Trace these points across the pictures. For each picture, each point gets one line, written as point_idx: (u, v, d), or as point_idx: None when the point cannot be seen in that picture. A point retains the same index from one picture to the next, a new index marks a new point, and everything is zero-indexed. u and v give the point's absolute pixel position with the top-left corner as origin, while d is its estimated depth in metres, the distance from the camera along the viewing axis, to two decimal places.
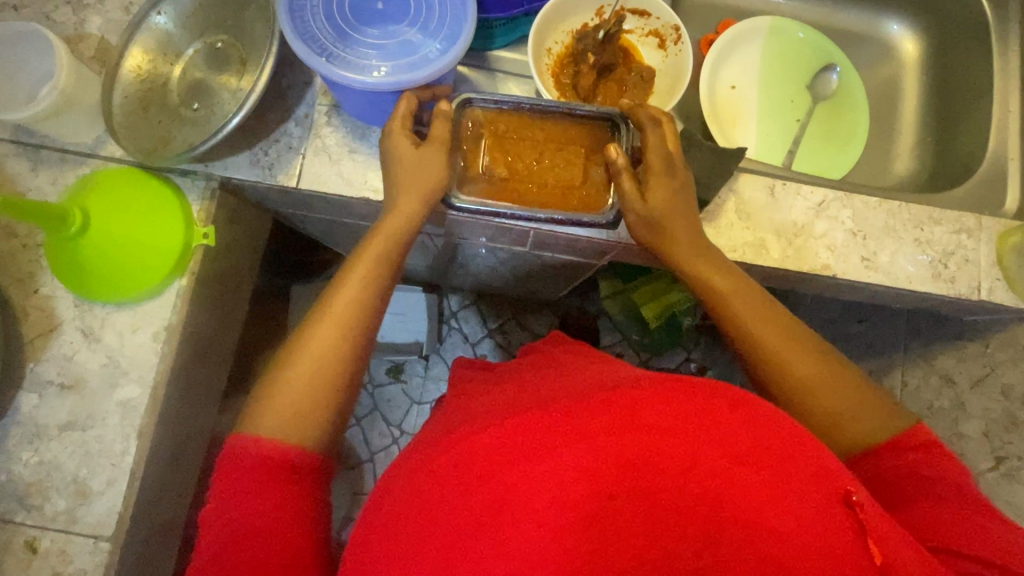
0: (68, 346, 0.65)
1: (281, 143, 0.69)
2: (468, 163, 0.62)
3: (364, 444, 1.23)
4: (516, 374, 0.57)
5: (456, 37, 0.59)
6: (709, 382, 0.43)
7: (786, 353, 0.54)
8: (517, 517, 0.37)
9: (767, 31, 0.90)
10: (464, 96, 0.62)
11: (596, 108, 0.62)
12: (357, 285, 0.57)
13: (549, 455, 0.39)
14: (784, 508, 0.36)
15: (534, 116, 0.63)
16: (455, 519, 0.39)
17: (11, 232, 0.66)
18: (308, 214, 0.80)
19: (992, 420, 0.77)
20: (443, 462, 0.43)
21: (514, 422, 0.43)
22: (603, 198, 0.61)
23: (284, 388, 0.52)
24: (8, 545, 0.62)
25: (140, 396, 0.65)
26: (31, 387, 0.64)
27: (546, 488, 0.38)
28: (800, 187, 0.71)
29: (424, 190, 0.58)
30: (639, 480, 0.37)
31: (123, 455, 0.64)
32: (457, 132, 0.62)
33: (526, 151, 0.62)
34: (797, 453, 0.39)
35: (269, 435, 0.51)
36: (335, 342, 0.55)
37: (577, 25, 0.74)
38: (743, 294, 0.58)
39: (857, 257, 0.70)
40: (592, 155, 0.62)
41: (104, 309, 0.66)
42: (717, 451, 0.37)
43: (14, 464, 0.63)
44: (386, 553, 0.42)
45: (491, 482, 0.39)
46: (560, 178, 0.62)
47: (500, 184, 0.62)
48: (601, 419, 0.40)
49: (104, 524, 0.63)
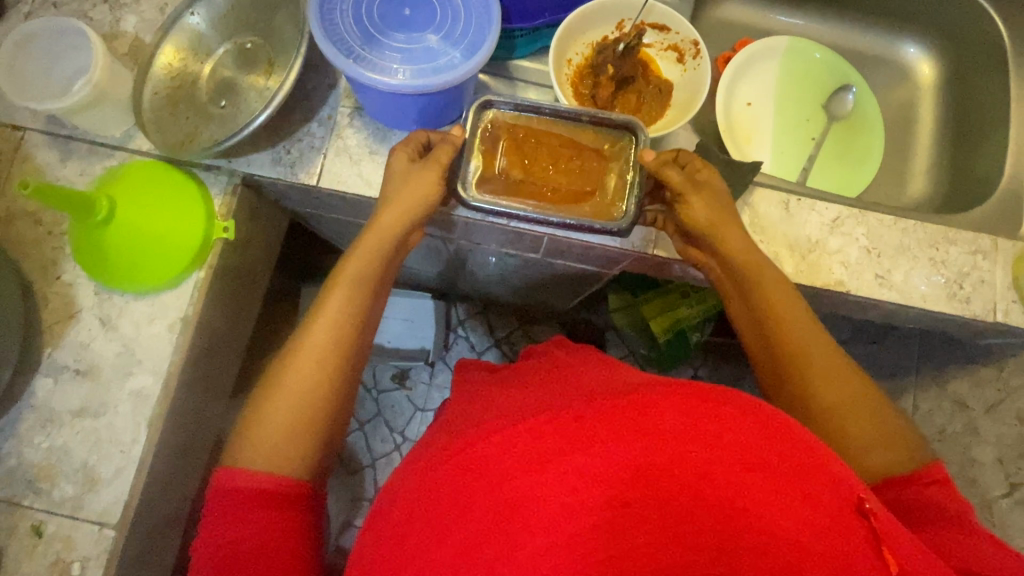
0: (85, 333, 0.66)
1: (304, 142, 0.70)
2: (484, 163, 0.62)
3: (365, 450, 1.22)
4: (521, 379, 0.57)
5: (478, 47, 0.61)
6: (717, 387, 0.43)
7: (820, 365, 0.55)
8: (532, 522, 0.37)
9: (784, 50, 0.91)
10: (484, 98, 0.63)
11: (619, 118, 0.62)
12: (348, 294, 0.59)
13: (563, 461, 0.39)
14: (798, 515, 0.35)
15: (554, 123, 0.64)
16: (468, 524, 0.39)
17: (37, 219, 0.68)
18: (325, 214, 0.81)
19: (1006, 445, 0.77)
20: (451, 467, 0.43)
21: (526, 427, 0.42)
22: (617, 206, 0.62)
23: (263, 421, 0.54)
24: (14, 529, 0.62)
25: (153, 385, 0.66)
26: (47, 372, 0.65)
27: (559, 494, 0.38)
28: (815, 203, 0.71)
29: (415, 199, 0.60)
30: (653, 487, 0.37)
31: (132, 444, 0.64)
32: (478, 135, 0.63)
33: (541, 156, 0.63)
34: (810, 459, 0.38)
35: (251, 465, 0.52)
36: (322, 364, 0.56)
37: (598, 38, 0.75)
38: (789, 308, 0.58)
39: (871, 274, 0.69)
40: (608, 163, 0.63)
41: (123, 298, 0.67)
42: (730, 456, 0.37)
43: (25, 448, 0.64)
44: (399, 558, 0.41)
45: (504, 488, 0.39)
46: (574, 184, 0.62)
47: (513, 187, 0.62)
48: (614, 425, 0.40)
49: (110, 512, 0.63)
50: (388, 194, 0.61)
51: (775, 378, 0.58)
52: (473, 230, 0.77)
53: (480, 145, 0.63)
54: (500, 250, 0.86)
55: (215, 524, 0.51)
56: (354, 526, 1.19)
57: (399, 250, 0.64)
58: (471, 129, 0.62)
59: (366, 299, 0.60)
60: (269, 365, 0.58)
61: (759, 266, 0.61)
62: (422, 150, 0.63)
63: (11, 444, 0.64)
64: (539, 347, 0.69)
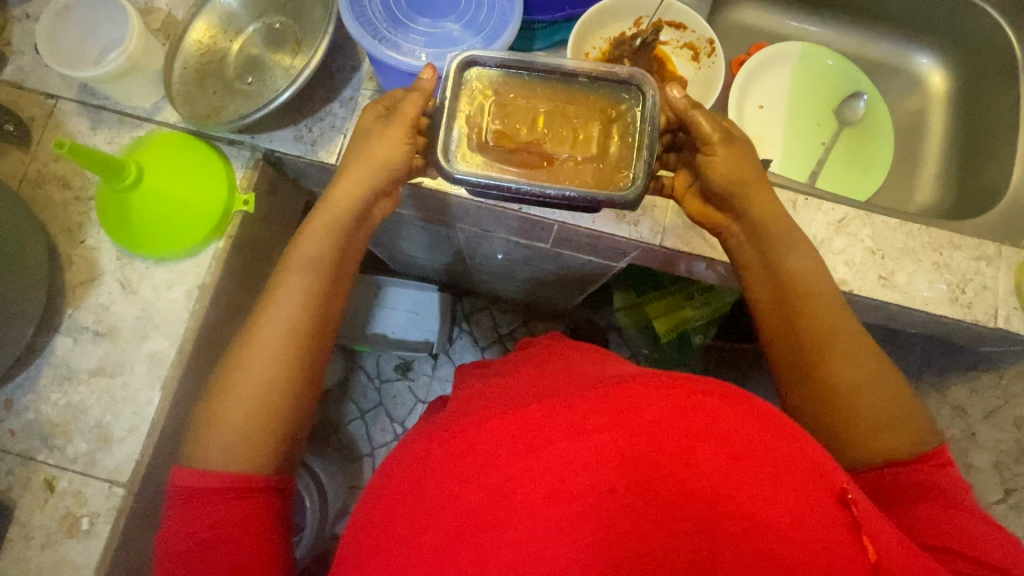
0: (106, 296, 0.68)
1: (325, 122, 0.72)
2: (471, 131, 0.60)
3: (365, 438, 1.24)
4: (512, 368, 0.58)
5: (499, 35, 0.63)
6: (703, 379, 0.44)
7: (839, 350, 0.55)
8: (521, 506, 0.39)
9: (797, 55, 0.93)
10: (467, 55, 0.61)
11: (621, 73, 0.61)
12: (322, 271, 0.59)
13: (553, 446, 0.40)
14: (780, 503, 0.37)
15: (549, 84, 0.62)
16: (458, 507, 0.40)
17: (66, 184, 0.70)
18: None
19: (1003, 451, 0.79)
20: (442, 452, 0.45)
21: (517, 414, 0.44)
22: (620, 173, 0.60)
23: (215, 421, 0.53)
24: (29, 482, 0.64)
25: (169, 349, 0.68)
26: (68, 331, 0.67)
27: (549, 478, 0.39)
28: (822, 203, 0.72)
29: (379, 167, 0.59)
30: (640, 473, 0.38)
31: (146, 405, 0.66)
32: (462, 97, 0.61)
33: (535, 121, 0.61)
34: (794, 451, 0.40)
35: (227, 429, 0.53)
36: (304, 330, 0.57)
37: (615, 33, 0.76)
38: (808, 288, 0.59)
39: (874, 275, 0.71)
40: (608, 126, 0.61)
41: (143, 264, 0.69)
42: (714, 448, 0.38)
43: (43, 404, 0.66)
44: (392, 539, 0.43)
45: (495, 472, 0.40)
46: (574, 150, 0.60)
47: (505, 155, 0.60)
48: (602, 412, 0.41)
49: (121, 469, 0.65)
50: (348, 164, 0.61)
51: (793, 364, 0.58)
52: (483, 217, 0.79)
53: (468, 108, 0.60)
54: (510, 240, 0.87)
55: (175, 528, 0.51)
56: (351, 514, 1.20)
57: (360, 225, 0.63)
58: (455, 87, 0.60)
59: (319, 287, 0.59)
60: (227, 351, 0.58)
61: (785, 238, 0.61)
62: (392, 107, 0.63)
63: (29, 400, 0.66)
64: (534, 339, 0.68)
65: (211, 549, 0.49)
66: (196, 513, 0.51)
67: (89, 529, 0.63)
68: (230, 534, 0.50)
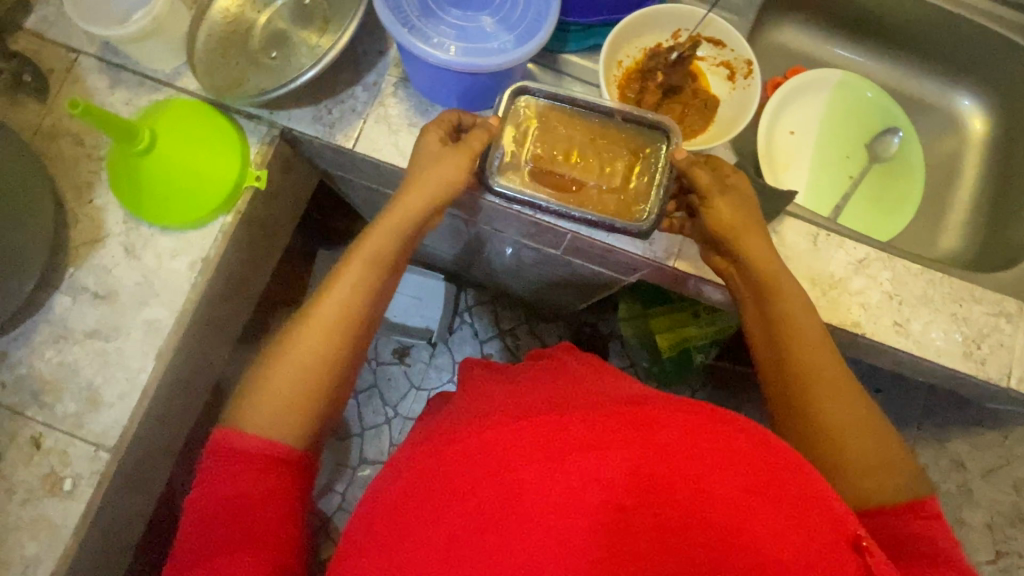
0: (109, 259, 0.68)
1: (346, 104, 0.71)
2: (511, 151, 0.63)
3: (356, 418, 1.24)
4: (525, 375, 0.57)
5: (531, 35, 0.61)
6: (724, 410, 0.43)
7: (825, 391, 0.54)
8: (529, 515, 0.38)
9: (835, 84, 0.91)
10: (520, 83, 0.63)
11: (652, 118, 0.63)
12: (365, 270, 0.58)
13: (566, 459, 0.39)
14: (794, 542, 0.36)
15: (587, 118, 0.64)
16: (466, 514, 0.39)
17: (78, 141, 0.69)
18: (357, 179, 0.82)
19: (999, 512, 0.84)
20: (453, 453, 0.43)
21: (531, 421, 0.43)
22: (640, 206, 0.62)
23: (265, 390, 0.52)
24: (15, 436, 0.64)
25: (167, 318, 0.67)
26: (68, 290, 0.67)
27: (559, 491, 0.38)
28: (844, 240, 0.70)
29: (441, 182, 0.59)
30: (653, 497, 0.37)
31: (139, 372, 0.66)
32: (510, 119, 0.63)
33: (570, 148, 0.63)
34: (810, 491, 0.39)
35: (256, 410, 0.52)
36: (342, 321, 0.56)
37: (652, 43, 0.74)
38: (804, 329, 0.57)
39: (889, 320, 0.69)
40: (635, 163, 0.63)
41: (149, 230, 0.68)
42: (731, 479, 0.38)
43: (36, 360, 0.65)
44: (391, 538, 0.42)
45: (504, 478, 0.39)
46: (601, 179, 0.63)
47: (538, 176, 0.63)
48: (619, 431, 0.40)
49: (108, 434, 0.65)
50: (416, 172, 0.60)
51: (783, 402, 0.56)
52: (494, 215, 0.77)
53: (513, 131, 0.63)
54: (521, 241, 0.85)
55: (205, 486, 0.50)
56: (335, 491, 1.20)
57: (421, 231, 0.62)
58: (504, 111, 0.63)
59: (376, 283, 0.58)
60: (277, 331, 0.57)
61: (780, 286, 0.59)
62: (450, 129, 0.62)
63: (23, 354, 0.66)
64: (546, 349, 0.67)
65: (237, 520, 0.48)
66: (230, 480, 0.49)
67: (71, 490, 0.63)
68: (260, 509, 0.48)
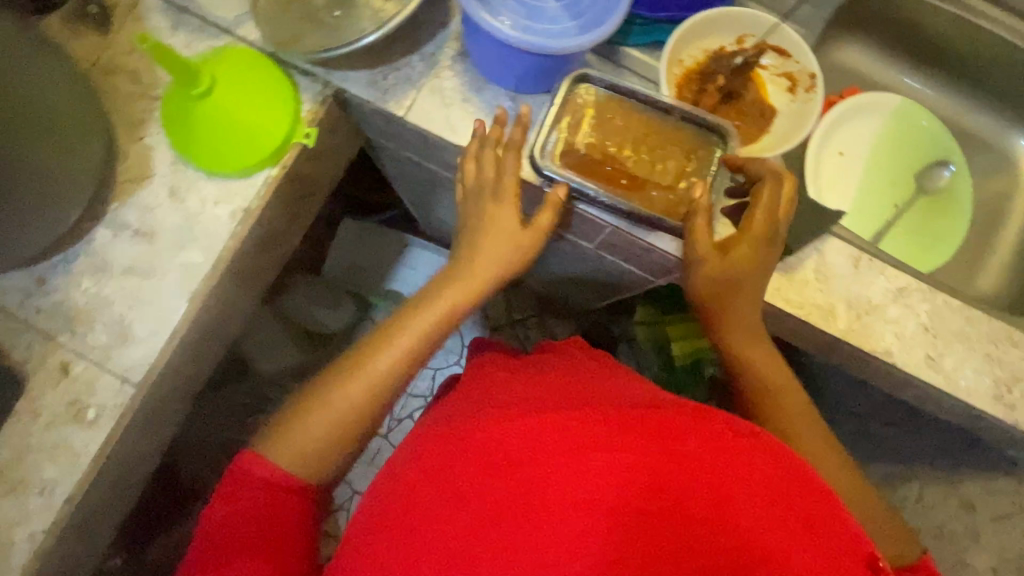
0: (153, 198, 0.68)
1: (402, 72, 0.71)
2: (565, 137, 0.63)
3: None
4: (549, 368, 0.60)
5: (601, 22, 0.61)
6: (736, 424, 0.47)
7: (812, 450, 0.59)
8: (553, 507, 0.41)
9: (891, 110, 0.89)
10: (581, 70, 0.63)
11: (710, 120, 0.62)
12: (413, 340, 0.60)
13: (590, 458, 0.43)
14: (804, 547, 0.38)
15: (644, 113, 0.63)
16: (496, 496, 0.43)
17: (135, 78, 0.70)
18: (399, 149, 0.81)
19: (1005, 558, 0.79)
20: (482, 445, 0.47)
21: (557, 422, 0.46)
22: (687, 207, 0.62)
23: (301, 429, 0.57)
24: (45, 360, 0.65)
25: (204, 262, 0.68)
26: (110, 224, 0.68)
27: (582, 487, 0.41)
28: (885, 267, 0.69)
29: (493, 261, 0.62)
30: (670, 499, 0.40)
31: (171, 312, 0.67)
32: (568, 104, 0.63)
33: (624, 143, 0.63)
34: (821, 502, 0.42)
35: (282, 454, 0.56)
36: (386, 383, 0.59)
37: (715, 46, 0.72)
38: (785, 392, 0.62)
39: (922, 352, 0.68)
40: (687, 164, 0.63)
41: (195, 174, 0.69)
42: (744, 489, 0.41)
43: (72, 288, 0.67)
44: (420, 519, 0.45)
45: (529, 471, 0.43)
46: (652, 177, 0.62)
47: (589, 165, 0.62)
48: (639, 438, 0.44)
49: (135, 368, 0.66)
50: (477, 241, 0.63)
51: None
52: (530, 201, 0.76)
53: (569, 117, 0.63)
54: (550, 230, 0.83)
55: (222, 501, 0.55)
56: None
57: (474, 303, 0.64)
58: (564, 95, 0.62)
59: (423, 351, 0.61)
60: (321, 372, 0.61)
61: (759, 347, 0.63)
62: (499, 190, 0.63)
63: (60, 281, 0.67)
64: (554, 342, 0.72)
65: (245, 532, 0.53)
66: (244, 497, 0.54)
67: (94, 419, 0.65)
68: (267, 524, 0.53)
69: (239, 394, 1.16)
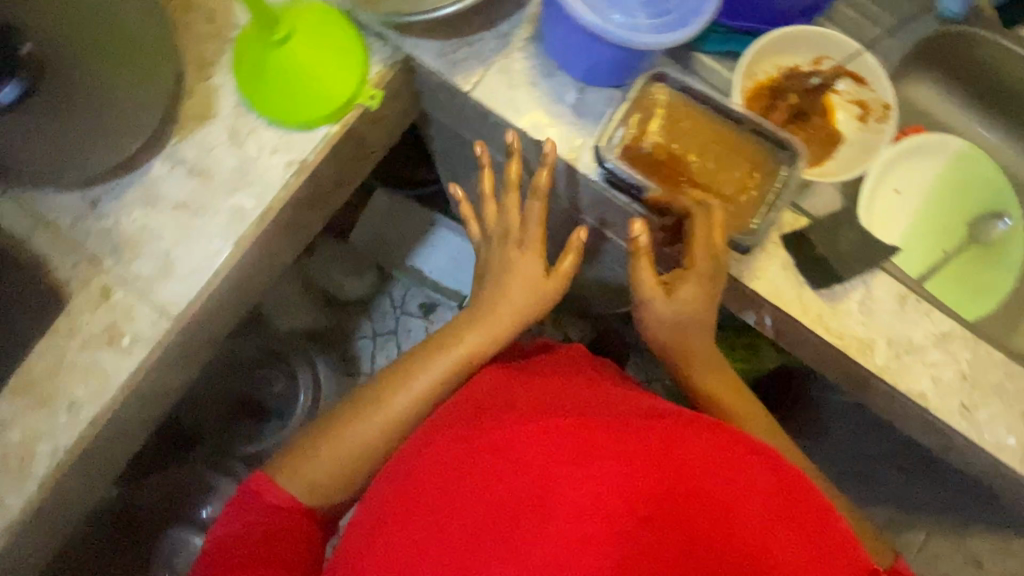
0: (212, 138, 0.69)
1: (473, 48, 0.71)
2: (631, 135, 0.62)
3: (369, 358, 1.29)
4: (554, 373, 0.70)
5: (685, 22, 0.60)
6: (718, 429, 0.59)
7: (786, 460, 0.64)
8: (574, 502, 0.51)
9: (952, 153, 0.87)
10: (658, 69, 0.62)
11: (782, 135, 0.61)
12: (431, 381, 0.67)
13: (604, 463, 0.53)
14: (773, 528, 0.51)
15: (715, 121, 0.63)
16: (525, 490, 0.52)
17: (211, 17, 0.70)
18: (454, 125, 0.81)
19: None
20: (509, 446, 0.55)
21: (574, 431, 0.56)
22: (745, 220, 0.62)
23: (319, 456, 0.65)
24: (88, 282, 0.66)
25: (253, 208, 0.68)
26: (167, 158, 0.68)
27: (598, 487, 0.51)
28: (932, 310, 0.68)
29: (512, 312, 0.69)
30: (669, 498, 0.51)
31: (216, 253, 0.67)
32: (639, 101, 0.62)
33: (689, 148, 0.63)
34: (786, 492, 0.54)
35: (297, 479, 0.65)
36: (402, 419, 0.67)
37: (789, 64, 0.71)
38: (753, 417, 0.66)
39: (957, 400, 0.67)
40: (750, 178, 0.62)
41: (256, 121, 0.69)
42: (728, 488, 0.53)
43: (123, 216, 0.67)
44: (458, 503, 0.54)
45: (553, 472, 0.53)
46: (713, 186, 0.62)
47: (652, 166, 0.62)
48: (644, 447, 0.54)
49: (174, 302, 0.66)
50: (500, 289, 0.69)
51: None
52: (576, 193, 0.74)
53: (638, 115, 0.62)
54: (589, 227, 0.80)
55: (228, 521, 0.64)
56: None
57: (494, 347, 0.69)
58: (637, 92, 0.62)
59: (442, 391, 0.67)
60: (345, 401, 0.69)
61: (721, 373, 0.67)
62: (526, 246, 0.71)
63: (112, 207, 0.67)
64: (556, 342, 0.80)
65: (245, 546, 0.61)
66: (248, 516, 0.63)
67: (128, 346, 0.65)
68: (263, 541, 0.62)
69: (251, 347, 1.16)
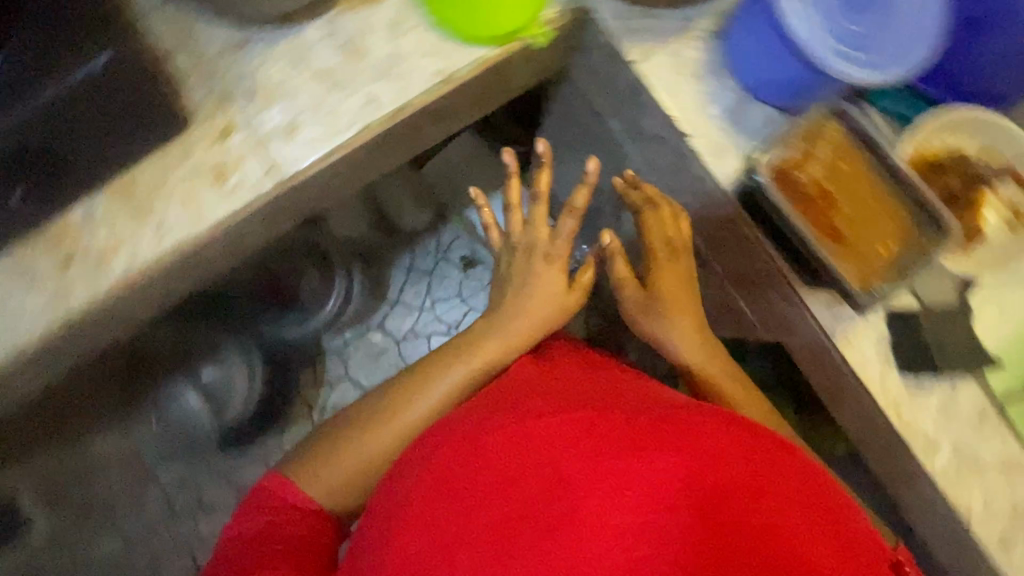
0: (372, 21, 0.68)
1: (653, 20, 0.69)
2: (789, 159, 0.64)
3: (397, 288, 1.26)
4: (585, 360, 0.70)
5: (884, 67, 0.57)
6: (747, 426, 0.59)
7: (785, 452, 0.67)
8: (603, 494, 0.52)
9: None
10: (839, 104, 0.63)
11: (940, 207, 0.60)
12: (450, 390, 0.68)
13: (632, 457, 0.54)
14: (798, 521, 0.52)
15: (877, 172, 0.63)
16: (553, 474, 0.54)
17: None
18: (595, 93, 0.80)
19: None
20: (539, 427, 0.57)
21: (602, 423, 0.57)
22: (874, 277, 0.63)
23: (331, 463, 0.67)
24: (211, 118, 0.66)
25: (389, 101, 0.67)
26: (324, 25, 0.68)
27: (627, 479, 0.53)
28: (1008, 435, 0.66)
29: (531, 323, 0.70)
30: (698, 491, 0.52)
31: (340, 131, 0.67)
32: (811, 128, 0.63)
33: (842, 190, 0.63)
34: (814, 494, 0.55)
35: (309, 490, 0.67)
36: (413, 421, 0.68)
37: (960, 146, 0.68)
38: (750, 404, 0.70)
39: (1002, 530, 0.65)
40: (892, 237, 0.62)
41: (420, 19, 0.68)
42: (756, 484, 0.53)
43: (265, 66, 0.67)
44: (488, 474, 0.55)
45: (583, 458, 0.54)
46: (852, 233, 0.63)
47: (800, 195, 0.64)
48: (673, 440, 0.55)
49: (287, 164, 0.66)
50: (522, 302, 0.70)
51: None
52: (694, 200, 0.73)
53: (803, 142, 0.63)
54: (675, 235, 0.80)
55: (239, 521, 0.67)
56: (340, 334, 1.25)
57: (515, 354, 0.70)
58: (811, 120, 0.63)
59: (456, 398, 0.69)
60: (358, 407, 0.70)
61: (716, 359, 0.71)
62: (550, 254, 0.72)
63: (258, 54, 0.67)
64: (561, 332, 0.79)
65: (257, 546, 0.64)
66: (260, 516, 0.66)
67: (231, 189, 0.66)
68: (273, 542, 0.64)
69: (299, 245, 1.15)
